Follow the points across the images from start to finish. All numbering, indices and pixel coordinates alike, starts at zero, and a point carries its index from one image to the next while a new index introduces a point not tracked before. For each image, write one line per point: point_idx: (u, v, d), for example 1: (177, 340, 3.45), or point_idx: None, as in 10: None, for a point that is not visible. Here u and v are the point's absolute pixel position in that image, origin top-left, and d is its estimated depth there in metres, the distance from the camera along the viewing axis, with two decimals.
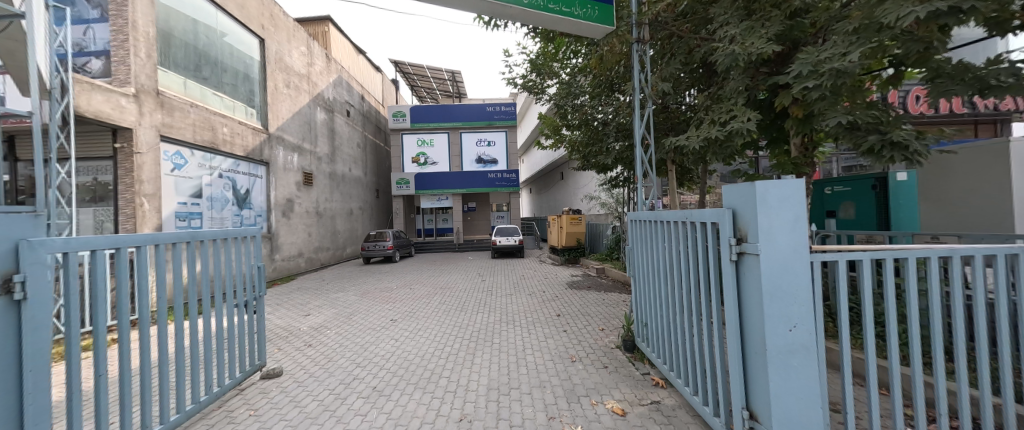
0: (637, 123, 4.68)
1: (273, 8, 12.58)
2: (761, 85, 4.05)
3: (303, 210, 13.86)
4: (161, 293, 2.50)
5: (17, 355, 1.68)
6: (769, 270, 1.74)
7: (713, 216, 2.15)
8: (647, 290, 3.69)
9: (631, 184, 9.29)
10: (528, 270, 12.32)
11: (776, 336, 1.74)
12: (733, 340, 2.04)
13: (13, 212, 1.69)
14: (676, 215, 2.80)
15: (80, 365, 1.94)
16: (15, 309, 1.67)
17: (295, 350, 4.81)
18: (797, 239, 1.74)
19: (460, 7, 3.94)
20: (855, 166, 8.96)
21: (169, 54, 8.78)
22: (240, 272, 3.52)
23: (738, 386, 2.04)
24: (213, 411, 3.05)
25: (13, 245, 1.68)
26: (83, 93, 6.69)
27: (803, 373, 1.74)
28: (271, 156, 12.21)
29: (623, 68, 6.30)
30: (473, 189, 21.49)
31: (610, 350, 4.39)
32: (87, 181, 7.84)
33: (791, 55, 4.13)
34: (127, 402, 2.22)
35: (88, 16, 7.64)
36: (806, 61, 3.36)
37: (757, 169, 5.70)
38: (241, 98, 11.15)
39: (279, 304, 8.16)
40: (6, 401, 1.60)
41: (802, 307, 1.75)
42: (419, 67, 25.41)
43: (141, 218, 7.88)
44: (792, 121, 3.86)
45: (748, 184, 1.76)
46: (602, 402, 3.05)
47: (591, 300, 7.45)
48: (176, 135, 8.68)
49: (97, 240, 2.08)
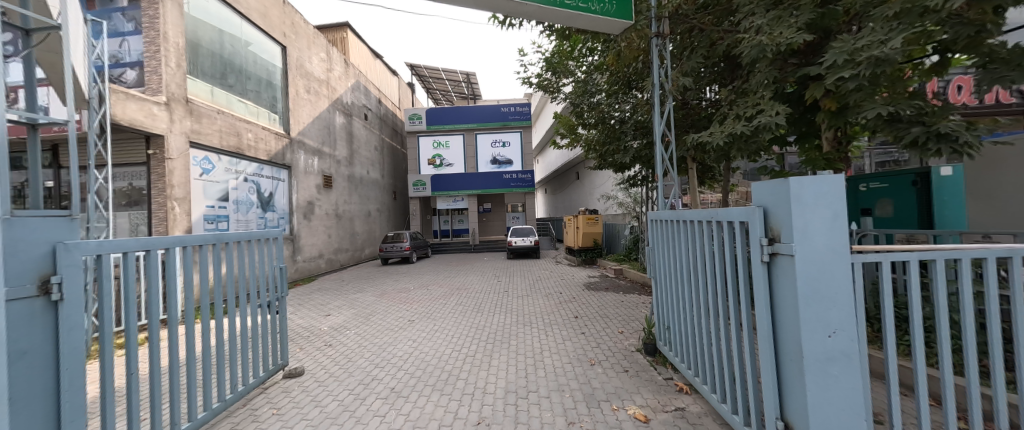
0: (657, 120, 4.51)
1: (294, 16, 12.98)
2: (789, 77, 3.87)
3: (323, 212, 14.19)
4: (189, 294, 2.55)
5: (53, 353, 1.75)
6: (805, 271, 1.62)
7: (741, 215, 2.04)
8: (669, 291, 3.57)
9: (649, 183, 9.04)
10: (544, 272, 12.21)
11: (813, 342, 1.62)
12: (765, 346, 1.92)
13: (46, 216, 1.74)
14: (699, 215, 2.68)
15: (113, 364, 2.00)
16: (51, 310, 1.73)
17: (315, 350, 4.91)
18: (836, 239, 1.63)
19: (475, 7, 3.93)
20: (889, 161, 8.38)
21: (197, 62, 9.18)
22: (263, 273, 3.59)
23: (770, 394, 1.91)
24: (237, 409, 3.11)
25: (50, 248, 1.73)
26: (119, 102, 7.05)
27: (845, 382, 1.61)
28: (292, 159, 12.57)
29: (640, 65, 6.18)
30: (488, 189, 21.54)
31: (630, 353, 4.27)
32: (123, 186, 8.29)
33: (822, 46, 3.91)
34: (158, 398, 2.30)
35: (123, 29, 8.15)
36: (841, 50, 3.17)
37: (784, 166, 5.49)
38: (265, 104, 11.55)
39: (300, 304, 8.36)
40: (42, 399, 1.67)
41: (843, 311, 1.62)
42: (434, 70, 25.73)
43: (173, 221, 8.22)
44: (823, 114, 3.70)
45: (782, 179, 1.66)
46: (624, 407, 2.96)
47: (609, 302, 7.29)
48: (203, 141, 9.04)
49: (128, 243, 2.15)
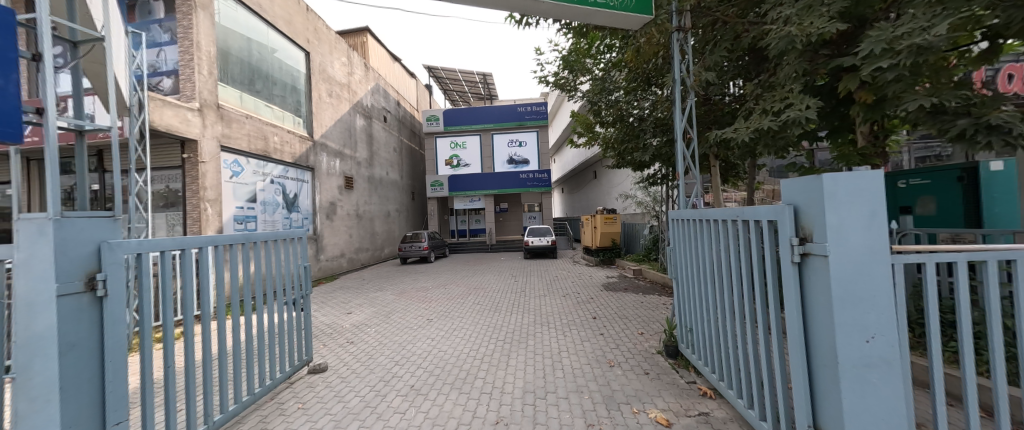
0: (677, 117, 4.38)
1: (317, 23, 13.40)
2: (821, 69, 3.68)
3: (344, 213, 14.58)
4: (220, 291, 2.67)
5: (99, 346, 1.86)
6: (840, 272, 1.53)
7: (769, 214, 1.95)
8: (691, 292, 3.47)
9: (669, 181, 8.81)
10: (561, 272, 12.10)
11: (849, 347, 1.53)
12: (795, 351, 1.83)
13: (91, 216, 1.85)
14: (724, 214, 2.59)
15: (152, 357, 2.11)
16: (97, 305, 1.85)
17: (338, 347, 5.05)
18: (874, 239, 1.53)
19: (492, 7, 3.93)
20: (931, 156, 7.86)
21: (227, 69, 9.61)
22: (289, 271, 3.71)
23: (801, 402, 1.82)
24: (265, 403, 3.23)
25: (95, 247, 1.84)
26: (157, 109, 7.47)
27: (884, 390, 1.51)
28: (316, 161, 12.97)
29: (660, 61, 6.05)
30: (504, 189, 21.60)
31: (651, 355, 4.17)
32: (161, 188, 8.77)
33: (856, 35, 3.70)
34: (192, 391, 2.41)
35: (160, 40, 8.65)
36: (879, 39, 2.98)
37: (814, 162, 5.24)
38: (290, 109, 11.97)
39: (323, 302, 8.59)
40: (89, 388, 1.79)
41: (883, 315, 1.52)
42: (451, 71, 26.00)
43: (205, 221, 8.62)
44: (857, 108, 3.50)
45: (814, 176, 1.57)
46: (644, 410, 2.89)
47: (628, 303, 7.16)
48: (233, 145, 9.45)
49: (164, 242, 2.26)
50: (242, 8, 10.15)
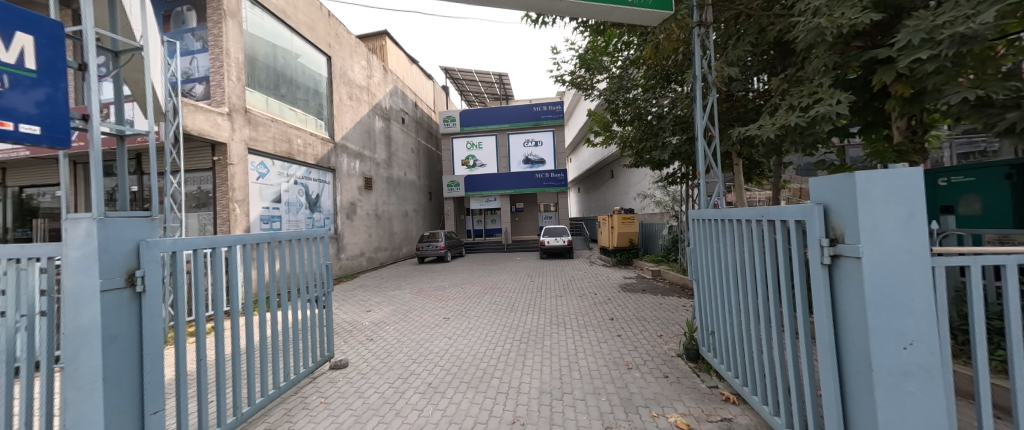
0: (698, 114, 4.26)
1: (338, 28, 13.76)
2: (853, 62, 3.50)
3: (364, 213, 14.93)
4: (247, 288, 2.78)
5: (138, 339, 1.97)
6: (875, 275, 1.45)
7: (797, 213, 1.87)
8: (712, 293, 3.38)
9: (689, 180, 8.58)
10: (578, 272, 11.99)
11: (884, 354, 1.45)
12: (826, 358, 1.75)
13: (131, 216, 1.96)
14: (748, 213, 2.50)
15: (185, 350, 2.22)
16: (136, 300, 1.96)
17: (358, 343, 5.18)
18: (911, 240, 1.45)
19: (509, 7, 3.94)
20: (975, 152, 7.35)
21: (254, 75, 10.00)
22: (312, 269, 3.82)
23: (831, 410, 1.74)
24: (290, 396, 3.35)
25: (134, 245, 1.95)
26: (190, 114, 7.86)
27: (924, 401, 1.42)
28: (337, 163, 13.32)
29: (680, 57, 5.90)
30: (520, 189, 21.62)
31: (670, 358, 4.08)
32: (193, 190, 9.21)
33: (892, 25, 3.49)
34: (223, 383, 2.52)
35: (193, 48, 9.09)
36: (917, 29, 2.82)
37: (845, 159, 5.00)
38: (312, 112, 12.35)
39: (344, 300, 8.83)
40: (129, 378, 1.90)
41: (922, 320, 1.44)
42: (467, 72, 26.17)
43: (234, 221, 9.00)
44: (893, 102, 3.32)
45: (847, 174, 1.49)
46: (664, 414, 2.83)
47: (646, 304, 7.03)
48: (260, 148, 9.84)
49: (196, 241, 2.37)
50: (268, 16, 10.54)
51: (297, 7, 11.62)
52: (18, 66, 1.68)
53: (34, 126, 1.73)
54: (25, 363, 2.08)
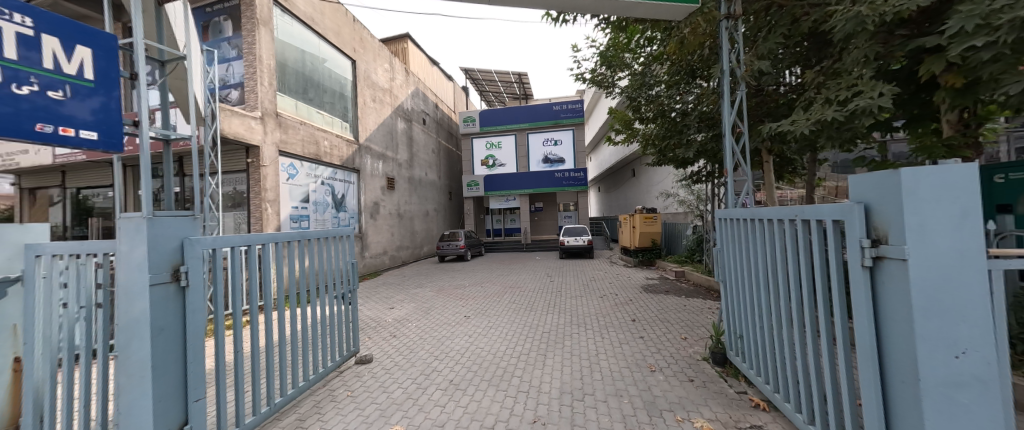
0: (726, 110, 4.12)
1: (363, 33, 14.15)
2: (897, 51, 3.28)
3: (387, 212, 15.31)
4: (279, 284, 2.91)
5: (182, 331, 2.10)
6: (923, 278, 1.36)
7: (834, 212, 1.77)
8: (741, 295, 3.25)
9: (715, 178, 8.29)
10: (598, 272, 11.84)
11: (933, 363, 1.36)
12: (868, 365, 1.65)
13: (176, 215, 2.08)
14: (780, 213, 2.39)
15: (224, 341, 2.35)
16: (181, 294, 2.09)
17: (382, 339, 5.32)
18: (965, 241, 1.34)
19: (530, 6, 3.94)
20: None
21: (284, 80, 10.44)
22: (338, 267, 3.96)
23: (872, 421, 1.65)
24: (318, 389, 3.49)
25: (179, 242, 2.08)
26: (226, 118, 8.30)
27: (980, 415, 1.32)
28: (361, 164, 13.71)
29: (706, 52, 5.72)
30: (540, 189, 21.57)
31: (695, 362, 3.97)
32: (229, 190, 9.72)
33: (941, 11, 3.25)
34: (257, 373, 2.65)
35: (229, 56, 9.59)
36: (970, 14, 2.61)
37: (887, 155, 4.69)
38: (338, 114, 12.75)
39: (368, 297, 9.08)
40: (175, 366, 2.03)
41: (977, 327, 1.33)
42: (487, 72, 26.32)
43: (266, 220, 9.43)
44: (942, 93, 3.10)
45: (891, 171, 1.41)
46: (689, 419, 2.76)
47: (670, 306, 6.85)
48: (290, 150, 10.27)
49: (233, 239, 2.50)
50: (297, 23, 10.98)
51: (324, 14, 12.04)
52: (77, 77, 1.84)
53: (92, 132, 1.88)
54: (84, 350, 2.25)
